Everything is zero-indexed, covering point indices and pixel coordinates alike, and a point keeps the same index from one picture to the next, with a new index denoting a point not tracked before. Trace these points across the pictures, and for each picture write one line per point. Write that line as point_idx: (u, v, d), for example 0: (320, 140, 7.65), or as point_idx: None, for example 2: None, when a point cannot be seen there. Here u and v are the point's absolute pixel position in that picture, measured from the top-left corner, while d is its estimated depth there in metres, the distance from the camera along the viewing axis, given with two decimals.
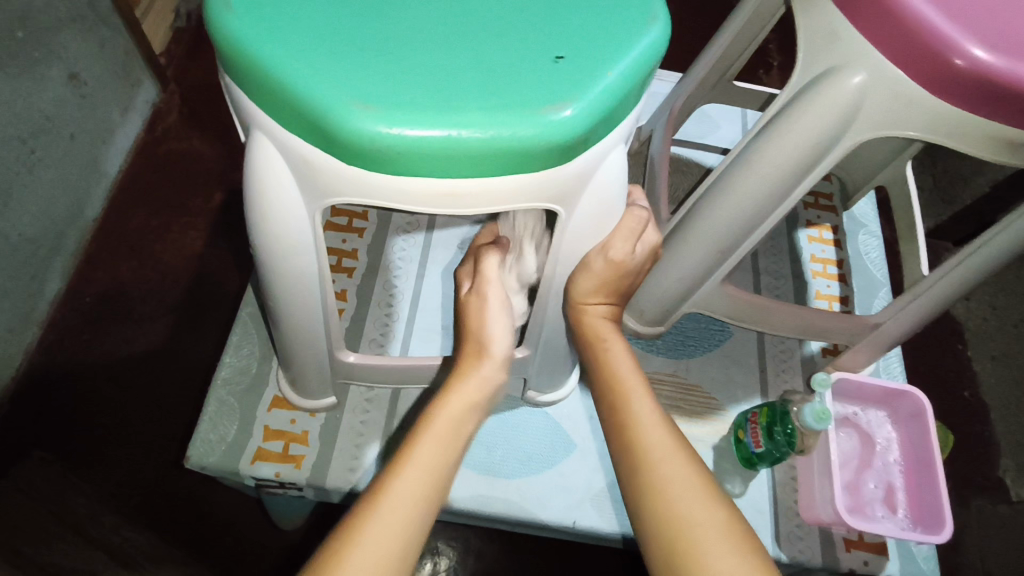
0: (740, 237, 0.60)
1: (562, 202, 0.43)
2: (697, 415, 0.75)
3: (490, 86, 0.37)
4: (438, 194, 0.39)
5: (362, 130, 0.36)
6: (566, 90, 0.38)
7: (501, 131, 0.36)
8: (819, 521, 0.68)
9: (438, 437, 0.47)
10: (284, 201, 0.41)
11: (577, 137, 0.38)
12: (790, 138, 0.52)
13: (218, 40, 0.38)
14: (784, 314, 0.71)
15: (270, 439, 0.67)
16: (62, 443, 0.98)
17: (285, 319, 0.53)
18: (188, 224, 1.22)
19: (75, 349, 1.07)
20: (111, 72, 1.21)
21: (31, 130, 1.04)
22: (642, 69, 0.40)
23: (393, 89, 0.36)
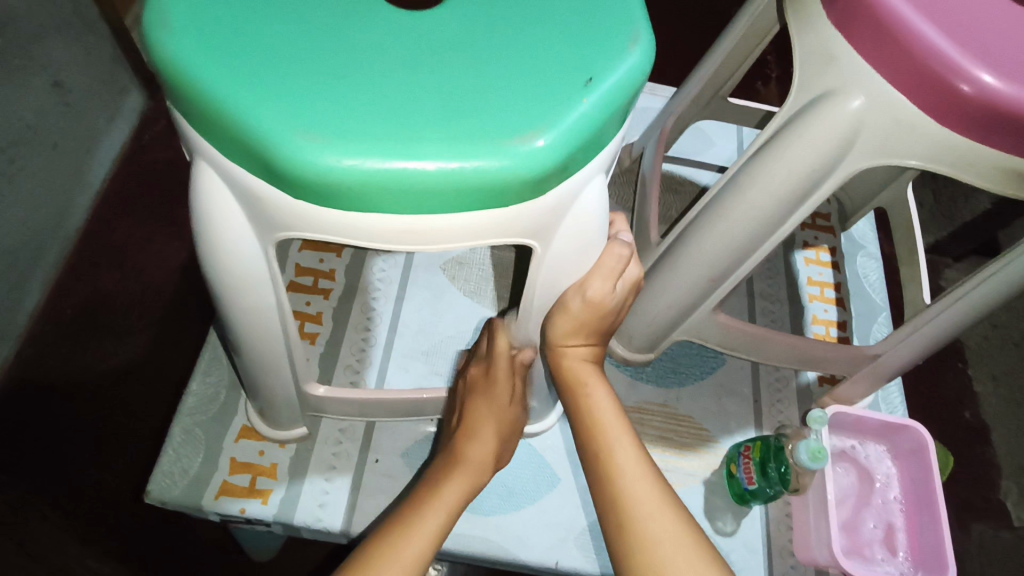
0: (733, 265, 0.57)
1: (537, 236, 0.40)
2: (687, 448, 0.72)
3: (454, 115, 0.34)
4: (401, 231, 0.36)
5: (311, 164, 0.32)
6: (539, 118, 0.34)
7: (465, 165, 0.33)
8: (815, 563, 0.65)
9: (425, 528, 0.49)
10: (233, 237, 0.38)
11: (550, 169, 0.35)
12: (783, 167, 0.49)
13: (157, 62, 0.35)
14: (779, 343, 0.68)
15: (236, 473, 0.64)
16: (31, 464, 0.94)
17: (246, 352, 0.50)
18: (173, 234, 1.18)
19: (49, 365, 1.04)
20: (95, 80, 1.19)
21: (10, 140, 1.02)
22: (621, 93, 0.37)
23: (347, 116, 0.33)
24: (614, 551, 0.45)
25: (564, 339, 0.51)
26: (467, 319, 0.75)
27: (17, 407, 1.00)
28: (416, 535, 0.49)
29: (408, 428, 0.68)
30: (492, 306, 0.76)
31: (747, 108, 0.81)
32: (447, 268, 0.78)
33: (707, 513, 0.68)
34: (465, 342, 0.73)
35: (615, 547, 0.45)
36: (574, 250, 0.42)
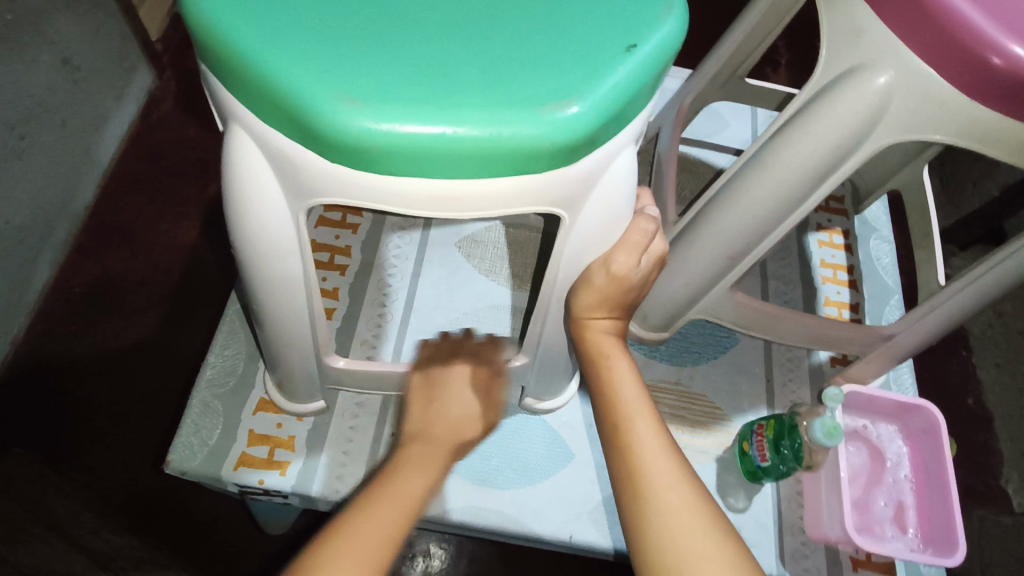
0: (753, 242, 0.57)
1: (565, 206, 0.40)
2: (700, 426, 0.72)
3: (489, 81, 0.34)
4: (433, 199, 0.37)
5: (347, 127, 0.33)
6: (574, 85, 0.35)
7: (501, 131, 0.33)
8: (825, 539, 0.66)
9: (387, 507, 0.46)
10: (263, 203, 0.38)
11: (584, 137, 0.35)
12: (806, 142, 0.49)
13: (191, 23, 0.35)
14: (794, 322, 0.68)
15: (254, 444, 0.65)
16: (44, 438, 0.95)
17: (271, 323, 0.50)
18: (182, 214, 1.18)
19: (62, 341, 1.04)
20: (104, 58, 1.18)
21: (21, 116, 1.02)
22: (654, 63, 0.37)
23: (383, 80, 0.33)
24: (628, 520, 0.46)
25: (589, 312, 0.52)
26: (482, 297, 0.75)
27: (31, 381, 1.00)
28: (396, 500, 0.46)
29: None
30: (508, 283, 0.76)
31: (762, 88, 0.81)
32: (462, 245, 0.78)
33: (719, 490, 0.69)
34: (481, 319, 0.74)
35: (629, 514, 0.46)
36: (602, 222, 0.42)
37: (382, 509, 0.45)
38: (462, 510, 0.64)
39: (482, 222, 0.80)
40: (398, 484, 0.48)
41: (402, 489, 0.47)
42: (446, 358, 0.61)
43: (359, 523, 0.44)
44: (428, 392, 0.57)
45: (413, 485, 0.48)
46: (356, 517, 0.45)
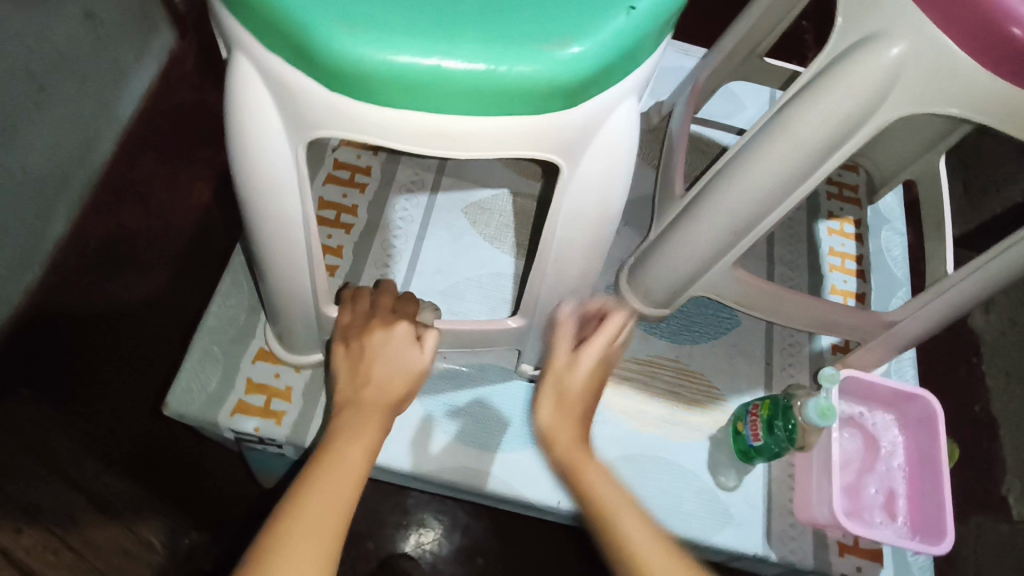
0: (758, 216, 0.57)
1: (565, 155, 0.40)
2: (695, 403, 0.72)
3: (493, 14, 0.34)
4: (433, 135, 0.37)
5: (349, 53, 0.33)
6: (576, 26, 0.34)
7: (502, 65, 0.33)
8: (814, 522, 0.66)
9: (334, 476, 0.44)
10: (262, 132, 0.38)
11: (582, 80, 0.35)
12: (817, 112, 0.49)
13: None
14: (797, 304, 0.68)
15: (252, 393, 0.65)
16: (52, 382, 0.97)
17: (267, 265, 0.50)
18: (196, 174, 1.19)
19: (73, 291, 1.06)
20: (126, 14, 1.19)
21: (42, 66, 1.03)
22: (662, 7, 0.36)
23: (384, 10, 0.33)
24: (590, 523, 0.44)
25: (543, 306, 0.57)
26: (486, 263, 0.75)
27: (40, 327, 1.02)
28: (334, 481, 0.44)
29: None
30: (511, 251, 0.76)
31: (781, 70, 0.80)
32: (468, 212, 0.78)
33: (710, 467, 0.69)
34: (482, 286, 0.74)
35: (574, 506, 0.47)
36: (600, 179, 0.42)
37: (327, 478, 0.44)
38: (451, 470, 0.65)
39: (490, 189, 0.80)
40: (334, 465, 0.45)
41: (335, 472, 0.45)
42: (363, 320, 0.58)
43: (305, 509, 0.42)
44: (354, 358, 0.54)
45: (358, 448, 0.47)
46: (302, 502, 0.42)
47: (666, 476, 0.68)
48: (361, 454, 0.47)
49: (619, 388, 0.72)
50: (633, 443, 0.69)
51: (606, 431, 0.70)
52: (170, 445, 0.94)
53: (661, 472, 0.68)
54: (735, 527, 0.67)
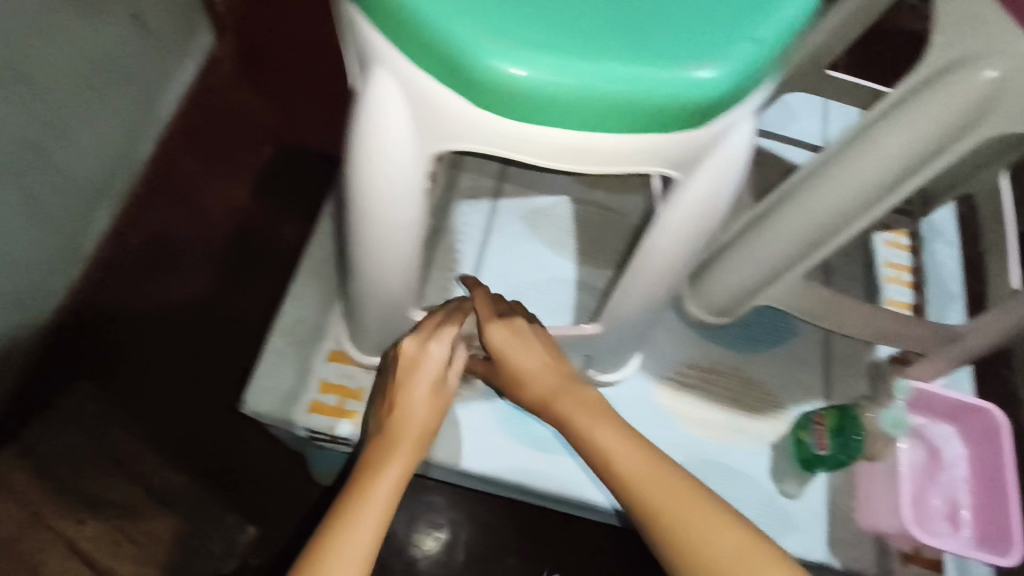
0: (838, 226, 0.58)
1: (682, 169, 0.41)
2: (754, 411, 0.73)
3: (635, 33, 0.35)
4: (566, 149, 0.38)
5: (499, 70, 0.34)
6: (710, 47, 0.35)
7: (644, 84, 0.35)
8: (877, 529, 0.67)
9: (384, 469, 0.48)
10: (395, 144, 0.39)
11: (710, 101, 0.36)
12: (911, 128, 0.50)
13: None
14: (863, 317, 0.70)
15: (326, 393, 0.67)
16: (106, 378, 0.99)
17: (364, 267, 0.51)
18: (238, 176, 1.20)
19: (119, 287, 1.08)
20: (174, 15, 1.20)
21: (96, 67, 1.03)
22: (796, 25, 0.36)
23: (527, 28, 0.34)
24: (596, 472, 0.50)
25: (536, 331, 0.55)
26: (551, 269, 0.76)
27: (88, 322, 1.04)
28: (383, 477, 0.48)
29: None
30: (572, 258, 0.77)
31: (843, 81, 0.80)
32: (528, 218, 0.79)
33: (773, 475, 0.70)
34: (547, 291, 0.75)
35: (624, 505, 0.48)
36: (709, 193, 0.42)
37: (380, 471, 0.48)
38: (518, 473, 0.68)
39: (552, 196, 0.81)
40: (385, 472, 0.48)
41: (384, 482, 0.47)
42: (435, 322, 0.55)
43: (359, 516, 0.45)
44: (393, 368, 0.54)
45: (408, 439, 0.50)
46: (354, 507, 0.46)
47: (730, 483, 0.69)
48: (410, 446, 0.50)
49: (680, 395, 0.72)
50: (698, 449, 0.70)
51: (670, 437, 0.70)
52: (223, 446, 0.95)
53: (726, 479, 0.69)
54: (800, 534, 0.68)
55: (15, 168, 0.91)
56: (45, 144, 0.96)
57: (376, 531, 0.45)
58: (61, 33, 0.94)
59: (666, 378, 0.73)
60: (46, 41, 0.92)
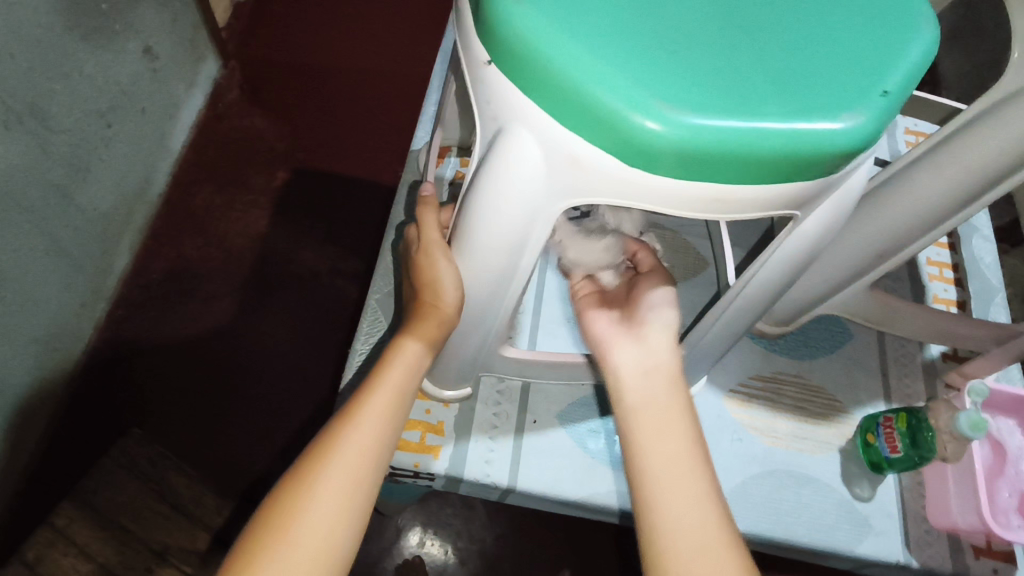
0: (907, 241, 0.59)
1: (803, 207, 0.42)
2: (822, 418, 0.75)
3: (784, 90, 0.37)
4: (706, 200, 0.39)
5: (664, 134, 0.35)
6: (850, 100, 0.37)
7: (801, 139, 0.36)
8: (952, 528, 0.68)
9: (381, 411, 0.46)
10: (529, 201, 0.40)
11: (851, 150, 0.37)
12: (989, 142, 0.51)
13: (499, 31, 0.38)
14: (919, 318, 0.73)
15: (407, 429, 0.67)
16: (154, 422, 1.03)
17: (471, 314, 0.52)
18: (252, 202, 1.24)
19: (144, 326, 1.11)
20: (180, 47, 1.22)
21: (109, 104, 1.04)
22: (916, 72, 0.39)
23: (683, 92, 0.36)
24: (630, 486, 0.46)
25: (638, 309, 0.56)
26: None
27: (124, 363, 1.07)
28: (371, 418, 0.45)
29: (561, 392, 0.72)
30: None
31: None
32: None
33: (843, 480, 0.72)
34: None
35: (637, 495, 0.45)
36: (826, 224, 0.45)
37: (370, 411, 0.46)
38: (606, 494, 0.67)
39: None
40: (389, 376, 0.48)
41: (390, 381, 0.48)
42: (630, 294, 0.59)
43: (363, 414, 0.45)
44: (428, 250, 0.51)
45: (398, 376, 0.48)
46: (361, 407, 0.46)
47: (805, 490, 0.70)
48: (405, 388, 0.48)
49: (748, 405, 0.74)
50: (769, 458, 0.72)
51: (743, 448, 0.72)
52: (255, 472, 1.01)
53: (798, 486, 0.71)
54: (875, 536, 0.69)
55: (39, 210, 0.92)
56: (66, 183, 0.97)
57: (382, 434, 0.45)
58: (78, 72, 0.95)
59: (734, 390, 0.75)
60: (65, 82, 0.93)
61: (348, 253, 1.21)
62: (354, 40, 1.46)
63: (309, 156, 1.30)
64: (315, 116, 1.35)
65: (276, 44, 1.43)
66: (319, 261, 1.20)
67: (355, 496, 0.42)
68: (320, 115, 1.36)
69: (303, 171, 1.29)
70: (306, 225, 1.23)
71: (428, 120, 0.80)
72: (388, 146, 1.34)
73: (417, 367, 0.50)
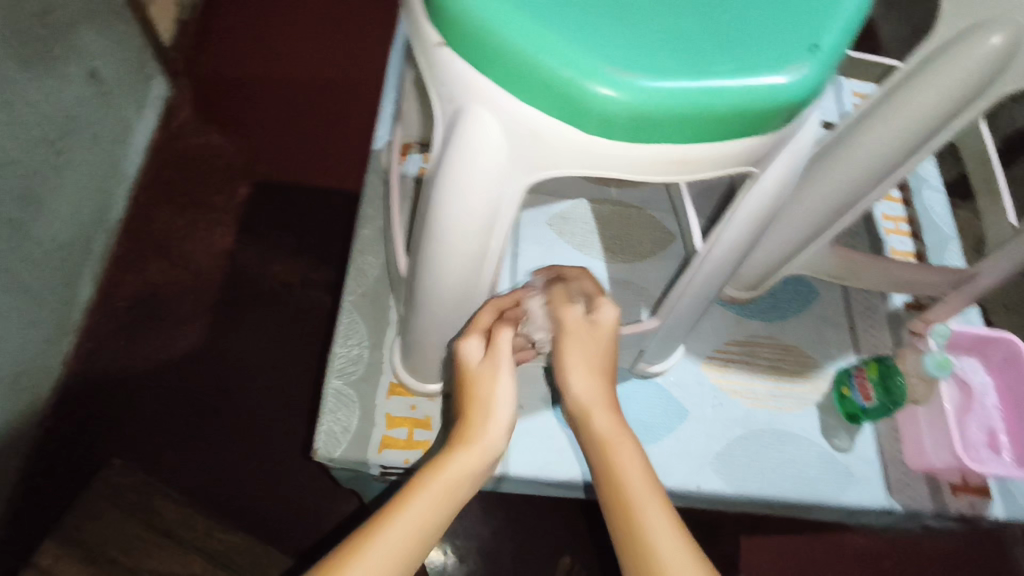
0: (861, 193, 0.61)
1: (759, 162, 0.44)
2: (797, 375, 0.77)
3: (729, 47, 0.38)
4: (664, 162, 0.41)
5: (618, 100, 0.37)
6: (793, 53, 0.38)
7: (750, 93, 0.37)
8: (927, 468, 0.71)
9: (430, 501, 0.42)
10: (495, 178, 0.41)
11: (798, 102, 0.39)
12: (929, 91, 0.53)
13: (452, 15, 0.38)
14: (882, 270, 0.75)
15: (393, 427, 0.68)
16: (136, 450, 1.01)
17: (445, 301, 0.52)
18: (214, 220, 1.22)
19: (114, 356, 1.08)
20: (126, 69, 1.19)
21: (57, 132, 1.01)
22: (853, 22, 0.40)
23: (634, 58, 0.37)
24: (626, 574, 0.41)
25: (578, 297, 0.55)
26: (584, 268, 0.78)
27: (98, 395, 1.05)
28: (426, 506, 0.42)
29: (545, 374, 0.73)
30: (601, 256, 0.80)
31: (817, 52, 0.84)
32: (553, 224, 0.81)
33: (823, 433, 0.74)
34: None
35: None
36: (780, 181, 0.47)
37: (424, 501, 0.42)
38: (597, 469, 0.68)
39: (568, 201, 0.83)
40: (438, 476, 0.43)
41: (455, 466, 0.44)
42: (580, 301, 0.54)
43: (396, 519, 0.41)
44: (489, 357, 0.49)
45: (462, 460, 0.44)
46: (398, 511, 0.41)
47: (786, 447, 0.73)
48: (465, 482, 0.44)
49: (726, 370, 0.76)
50: (752, 419, 0.74)
51: (725, 413, 0.74)
52: (240, 492, 1.00)
53: (782, 443, 0.73)
54: (858, 485, 0.71)
55: None
56: (20, 215, 0.94)
57: (431, 522, 0.41)
58: (22, 101, 0.93)
59: (711, 356, 0.77)
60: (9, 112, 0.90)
61: (317, 263, 1.20)
62: (304, 49, 1.45)
63: (269, 169, 1.29)
64: (270, 128, 1.34)
65: (224, 59, 1.41)
66: (288, 273, 1.18)
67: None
68: (275, 126, 1.34)
69: (264, 184, 1.27)
70: (272, 238, 1.21)
71: (388, 119, 0.81)
72: (347, 152, 1.33)
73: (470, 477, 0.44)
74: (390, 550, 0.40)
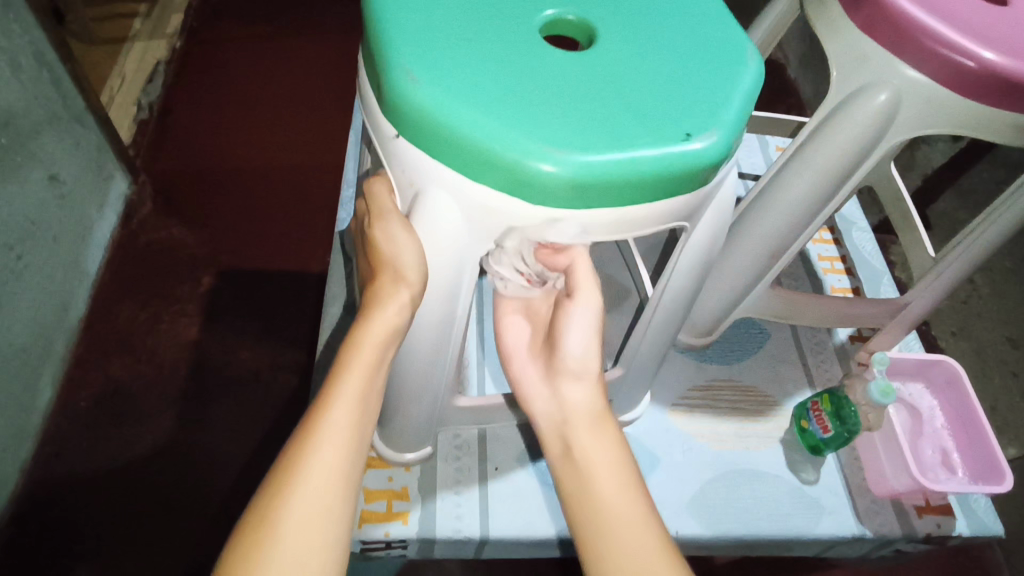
0: (790, 238, 0.67)
1: (691, 217, 0.49)
2: (758, 414, 0.80)
3: (652, 122, 0.43)
4: (605, 226, 0.45)
5: (555, 173, 0.41)
6: (704, 122, 0.44)
7: (671, 159, 0.42)
8: (891, 493, 0.74)
9: (349, 406, 0.42)
10: (454, 250, 0.45)
11: (715, 162, 0.44)
12: (835, 144, 0.59)
13: (405, 111, 0.43)
14: (822, 307, 0.80)
15: (372, 500, 0.68)
16: (102, 553, 0.97)
17: (415, 371, 0.55)
18: (179, 311, 1.23)
19: (76, 459, 1.05)
20: (88, 171, 1.22)
21: (17, 237, 1.02)
22: (752, 92, 0.47)
23: (567, 136, 0.42)
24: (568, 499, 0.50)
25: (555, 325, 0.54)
26: None
27: (59, 501, 1.01)
28: (337, 430, 0.41)
29: (517, 435, 0.75)
30: None
31: None
32: None
33: (790, 468, 0.77)
34: None
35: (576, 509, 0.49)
36: (711, 234, 0.52)
37: (340, 410, 0.42)
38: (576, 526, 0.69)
39: None
40: (357, 359, 0.44)
41: (356, 380, 0.43)
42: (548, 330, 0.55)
43: (335, 408, 0.42)
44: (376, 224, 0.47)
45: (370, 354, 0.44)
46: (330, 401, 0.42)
47: (756, 484, 0.75)
48: (375, 377, 0.44)
49: (692, 415, 0.79)
50: (720, 461, 0.76)
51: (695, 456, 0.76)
52: None
53: (752, 481, 0.75)
54: (828, 516, 0.74)
55: None
56: None
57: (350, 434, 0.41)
58: None
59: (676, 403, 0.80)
60: None
61: (284, 344, 1.21)
62: (264, 139, 1.50)
63: (234, 256, 1.31)
64: (232, 216, 1.37)
65: (185, 154, 1.46)
66: (256, 358, 1.18)
67: (338, 496, 0.39)
68: (237, 214, 1.37)
69: (228, 273, 1.29)
70: (238, 324, 1.22)
71: (349, 201, 0.85)
72: (310, 234, 1.36)
73: (386, 349, 0.45)
74: (318, 482, 0.39)
